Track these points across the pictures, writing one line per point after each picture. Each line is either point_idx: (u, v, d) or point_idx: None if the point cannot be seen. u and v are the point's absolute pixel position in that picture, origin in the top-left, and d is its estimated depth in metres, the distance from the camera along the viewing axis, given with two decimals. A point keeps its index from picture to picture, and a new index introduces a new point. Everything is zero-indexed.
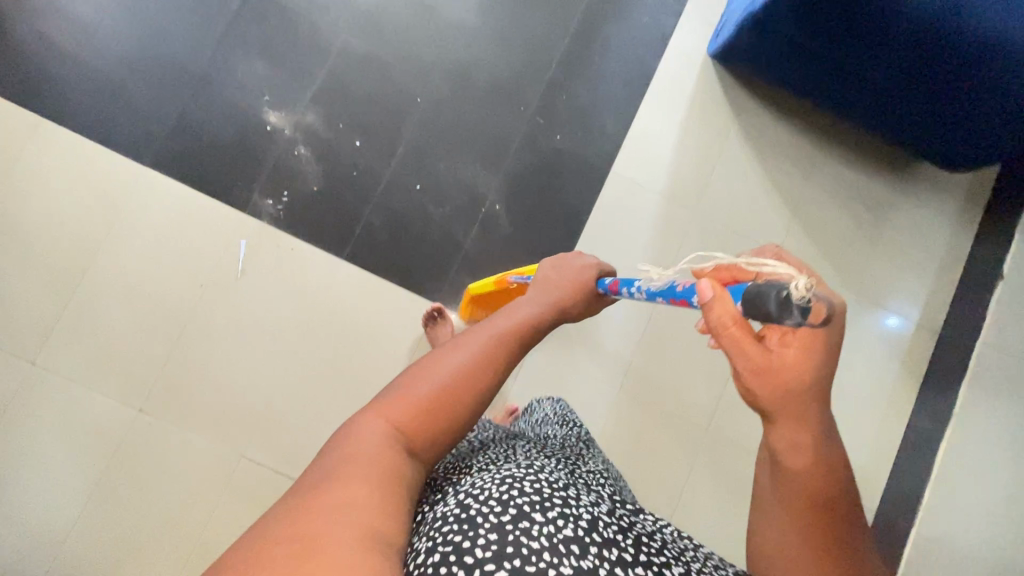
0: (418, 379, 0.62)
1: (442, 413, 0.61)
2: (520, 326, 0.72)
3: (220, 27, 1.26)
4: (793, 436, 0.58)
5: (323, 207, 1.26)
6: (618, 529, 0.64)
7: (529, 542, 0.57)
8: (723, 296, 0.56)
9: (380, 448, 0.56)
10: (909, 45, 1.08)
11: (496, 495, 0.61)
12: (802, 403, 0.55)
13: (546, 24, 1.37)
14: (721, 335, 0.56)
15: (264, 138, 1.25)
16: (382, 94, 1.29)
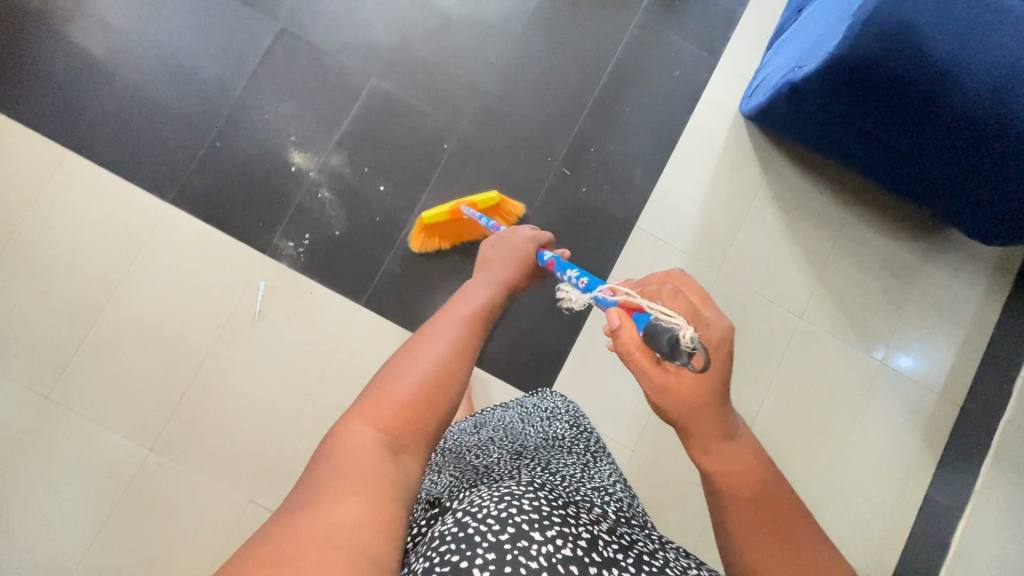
0: (395, 374, 0.62)
1: (426, 407, 0.60)
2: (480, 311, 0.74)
3: (250, 66, 1.26)
4: (716, 451, 0.60)
5: (343, 252, 1.25)
6: (618, 547, 0.60)
7: (528, 563, 0.52)
8: (625, 325, 0.59)
9: (370, 452, 0.54)
10: (954, 130, 1.03)
11: (494, 513, 0.55)
12: (709, 419, 0.59)
13: (578, 73, 1.35)
14: (629, 362, 0.59)
15: (288, 182, 1.25)
16: (408, 140, 1.28)
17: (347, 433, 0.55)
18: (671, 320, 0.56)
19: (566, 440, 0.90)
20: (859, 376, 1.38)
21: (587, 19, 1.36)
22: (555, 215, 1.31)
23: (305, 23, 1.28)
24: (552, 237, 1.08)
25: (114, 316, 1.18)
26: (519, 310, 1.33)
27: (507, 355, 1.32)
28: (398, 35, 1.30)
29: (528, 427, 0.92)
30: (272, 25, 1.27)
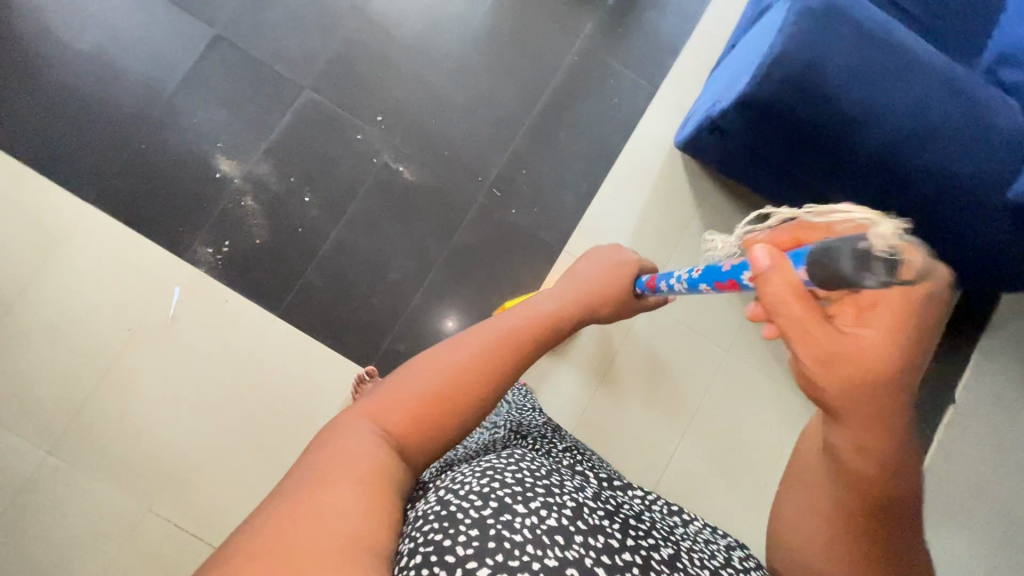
0: (422, 369, 0.57)
1: (439, 416, 0.56)
2: (525, 322, 0.66)
3: (184, 71, 1.25)
4: (860, 438, 0.48)
5: (263, 261, 1.24)
6: (602, 514, 0.62)
7: (512, 535, 0.53)
8: (783, 265, 0.49)
9: (371, 451, 0.50)
10: (866, 170, 1.02)
11: (477, 489, 0.57)
12: (878, 399, 0.46)
13: (515, 95, 1.34)
14: (780, 315, 0.49)
15: (210, 188, 1.23)
16: (338, 153, 1.28)
17: (351, 428, 0.52)
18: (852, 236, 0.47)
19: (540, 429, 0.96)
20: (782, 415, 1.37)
21: (529, 43, 1.36)
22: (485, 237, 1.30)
23: (242, 31, 1.27)
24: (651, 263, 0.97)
25: (25, 313, 1.17)
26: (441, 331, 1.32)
27: None
28: (335, 48, 1.30)
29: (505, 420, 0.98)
30: (209, 31, 1.27)
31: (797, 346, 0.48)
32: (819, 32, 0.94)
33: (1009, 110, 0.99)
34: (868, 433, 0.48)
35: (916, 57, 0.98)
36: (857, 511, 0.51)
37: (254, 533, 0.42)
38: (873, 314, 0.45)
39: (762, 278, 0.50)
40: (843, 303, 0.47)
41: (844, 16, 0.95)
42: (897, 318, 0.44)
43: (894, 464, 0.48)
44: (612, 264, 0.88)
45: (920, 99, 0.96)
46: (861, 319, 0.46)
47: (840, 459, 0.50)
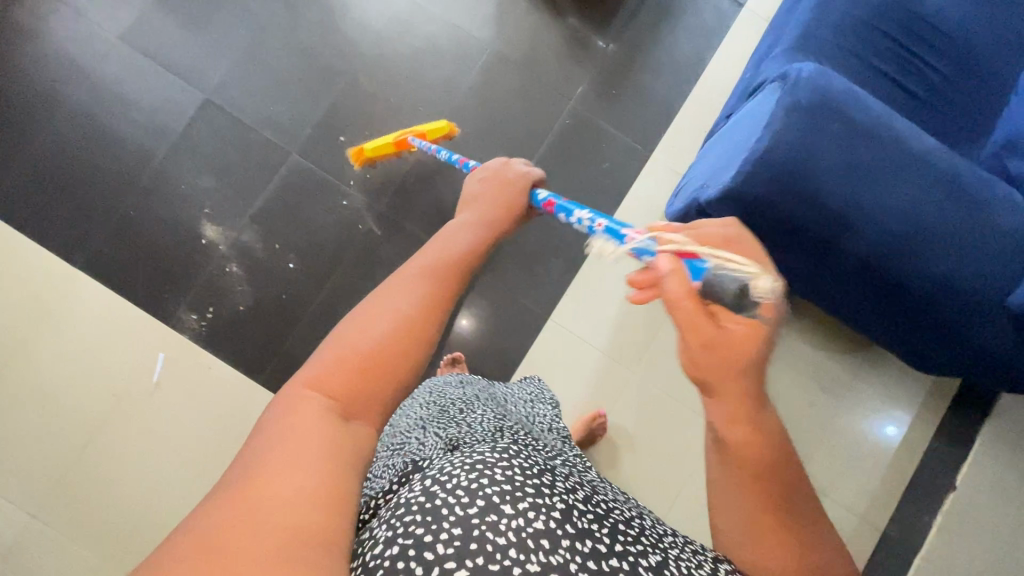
0: (352, 324, 0.50)
1: (378, 368, 0.48)
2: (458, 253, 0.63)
3: (173, 135, 1.26)
4: (731, 409, 0.51)
5: (246, 327, 1.24)
6: (593, 518, 0.55)
7: (495, 538, 0.49)
8: (679, 271, 0.52)
9: (324, 427, 0.43)
10: (859, 272, 0.94)
11: (464, 484, 0.52)
12: (740, 377, 0.50)
13: (504, 158, 1.32)
14: (673, 310, 0.51)
15: (195, 255, 1.24)
16: (323, 218, 1.27)
17: (293, 403, 0.44)
18: (738, 269, 0.51)
19: (543, 431, 0.89)
20: None
21: (519, 104, 1.34)
22: (476, 305, 1.33)
23: (231, 96, 1.28)
24: (545, 173, 0.99)
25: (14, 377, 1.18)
26: None
27: None
28: (323, 112, 1.29)
29: (511, 414, 0.91)
30: (197, 96, 1.27)
31: (688, 337, 0.51)
32: (805, 130, 0.89)
33: (1013, 209, 0.92)
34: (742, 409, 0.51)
35: (914, 152, 0.92)
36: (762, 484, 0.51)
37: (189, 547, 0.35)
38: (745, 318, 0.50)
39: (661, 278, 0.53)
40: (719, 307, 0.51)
41: (833, 112, 0.90)
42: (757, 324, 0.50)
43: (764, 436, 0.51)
44: (507, 191, 0.89)
45: (912, 200, 0.90)
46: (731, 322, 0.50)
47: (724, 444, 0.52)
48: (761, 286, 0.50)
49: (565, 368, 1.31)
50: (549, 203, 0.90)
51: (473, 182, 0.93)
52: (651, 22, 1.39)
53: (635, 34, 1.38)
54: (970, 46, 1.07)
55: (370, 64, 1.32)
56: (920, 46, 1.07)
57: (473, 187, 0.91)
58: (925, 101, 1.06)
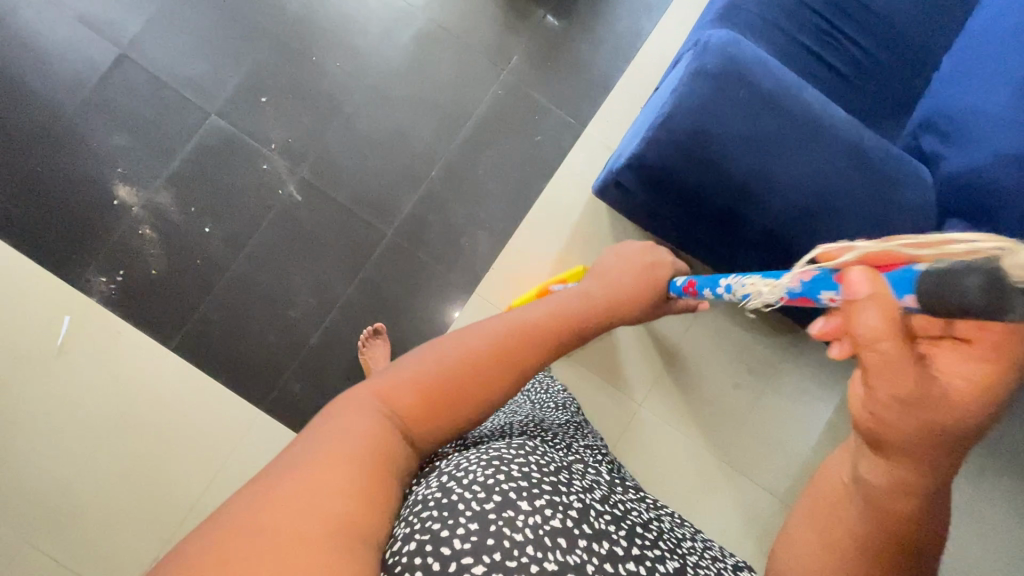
0: (428, 354, 0.54)
1: (441, 398, 0.52)
2: (565, 316, 0.65)
3: (85, 91, 1.21)
4: (896, 472, 0.41)
5: (158, 292, 1.21)
6: (610, 519, 0.57)
7: (512, 535, 0.50)
8: (885, 293, 0.37)
9: (383, 435, 0.48)
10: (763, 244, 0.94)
11: (481, 481, 0.54)
12: (939, 440, 0.38)
13: (433, 127, 1.29)
14: (864, 348, 0.38)
15: (107, 216, 1.20)
16: (242, 182, 1.23)
17: (361, 406, 0.49)
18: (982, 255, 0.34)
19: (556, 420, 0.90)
20: (698, 478, 1.28)
21: (451, 72, 1.31)
22: (400, 278, 1.25)
23: (148, 52, 1.23)
24: (684, 266, 1.00)
25: None
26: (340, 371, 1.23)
27: None
28: (246, 73, 1.25)
29: (527, 408, 0.93)
30: (113, 50, 1.22)
31: (878, 383, 0.39)
32: (711, 94, 0.88)
33: (919, 183, 0.92)
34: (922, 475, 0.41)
35: (823, 122, 0.91)
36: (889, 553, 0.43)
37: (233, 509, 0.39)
38: (976, 356, 0.36)
39: (854, 305, 0.38)
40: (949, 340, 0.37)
41: (743, 79, 0.89)
42: (997, 364, 0.35)
43: (920, 511, 0.42)
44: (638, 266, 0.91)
45: (817, 173, 0.89)
46: (949, 364, 0.37)
47: (874, 496, 0.43)
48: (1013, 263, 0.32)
49: None
50: (690, 285, 0.89)
51: (606, 254, 0.93)
52: None
53: (573, 6, 1.35)
54: (895, 22, 1.06)
55: (295, 25, 1.27)
56: (845, 23, 1.05)
57: (608, 268, 0.87)
58: (845, 79, 1.05)
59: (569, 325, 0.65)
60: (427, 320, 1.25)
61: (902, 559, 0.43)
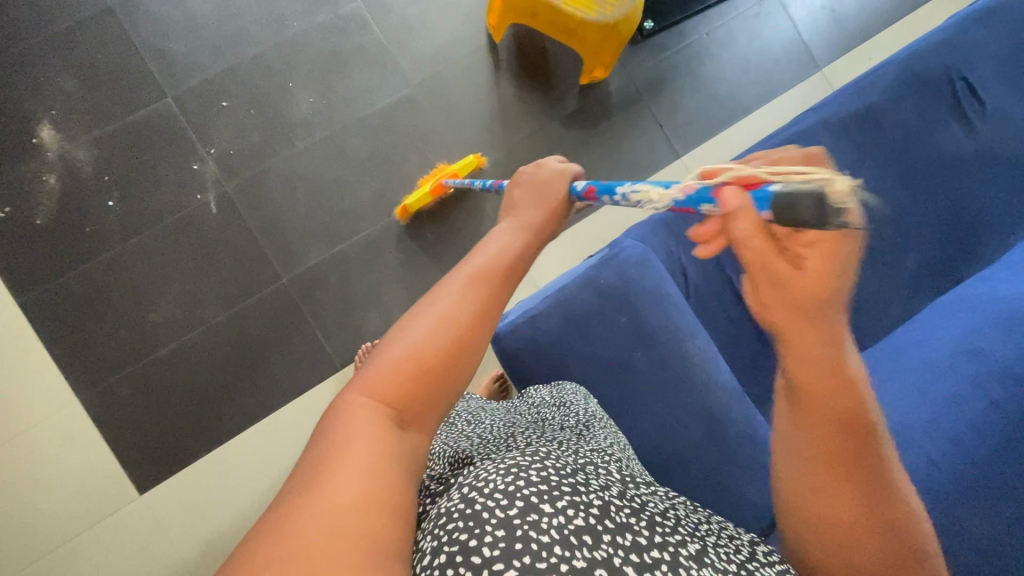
0: (403, 333, 0.48)
1: (432, 382, 0.46)
2: (504, 265, 0.55)
3: (57, 27, 1.19)
4: (813, 353, 0.47)
5: (33, 244, 1.15)
6: (630, 512, 0.51)
7: (538, 537, 0.44)
8: (751, 206, 0.42)
9: (376, 438, 0.42)
10: None
11: (502, 487, 0.46)
12: (822, 316, 0.46)
13: (375, 195, 1.25)
14: (742, 249, 0.43)
15: (20, 152, 1.16)
16: (165, 173, 1.20)
17: (351, 412, 0.43)
18: (815, 181, 0.39)
19: (558, 426, 0.70)
20: None
21: (416, 151, 1.27)
22: (275, 326, 1.20)
23: (136, 15, 1.21)
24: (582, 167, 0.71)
25: None
26: (173, 393, 1.16)
27: (129, 434, 1.14)
28: (218, 73, 1.23)
29: (531, 415, 0.75)
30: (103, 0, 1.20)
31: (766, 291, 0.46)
32: (589, 313, 0.85)
33: None
34: (819, 357, 0.47)
35: (697, 381, 0.85)
36: (829, 438, 0.48)
37: (250, 560, 0.34)
38: (815, 247, 0.44)
39: (728, 217, 0.43)
40: (794, 242, 0.44)
41: (628, 305, 0.86)
42: (827, 249, 0.44)
43: (845, 382, 0.47)
44: (550, 185, 0.67)
45: (668, 429, 0.84)
46: (805, 258, 0.44)
47: (802, 396, 0.49)
48: (837, 187, 0.37)
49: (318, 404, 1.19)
50: (589, 190, 0.65)
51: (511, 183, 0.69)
52: (584, 136, 1.34)
53: (563, 137, 1.33)
54: None
55: (287, 45, 1.25)
56: None
57: (513, 193, 0.67)
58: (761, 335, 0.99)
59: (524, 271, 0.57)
60: (283, 378, 1.19)
61: (843, 433, 0.48)
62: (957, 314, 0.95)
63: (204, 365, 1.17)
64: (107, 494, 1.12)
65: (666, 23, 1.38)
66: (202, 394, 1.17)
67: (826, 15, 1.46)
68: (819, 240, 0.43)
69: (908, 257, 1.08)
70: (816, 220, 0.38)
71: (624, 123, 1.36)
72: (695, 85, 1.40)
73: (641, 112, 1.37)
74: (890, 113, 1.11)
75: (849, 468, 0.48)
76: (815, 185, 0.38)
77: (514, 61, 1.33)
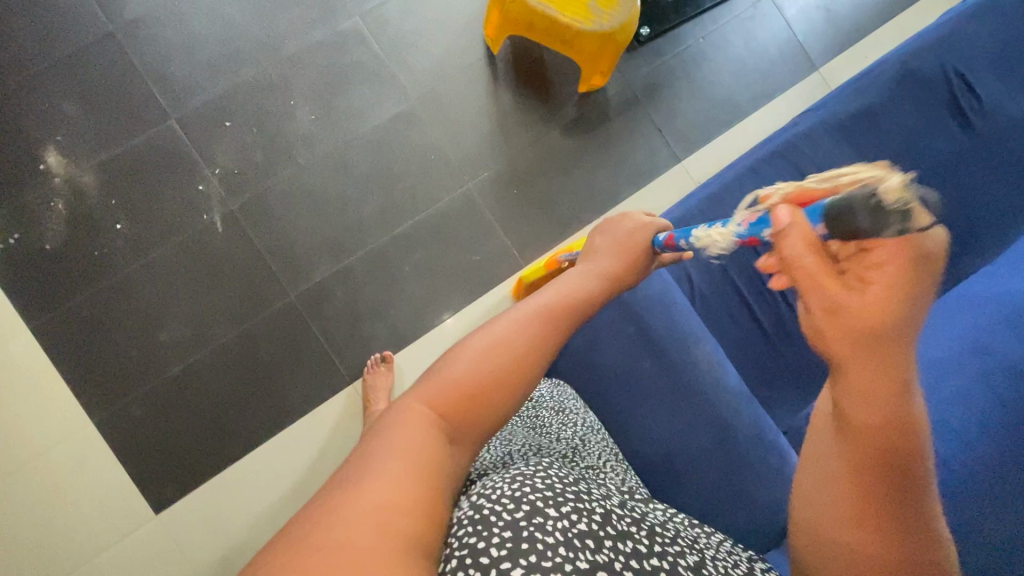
0: (468, 351, 0.52)
1: (482, 402, 0.50)
2: (568, 303, 0.59)
3: (61, 53, 1.20)
4: (862, 396, 0.39)
5: (42, 269, 1.16)
6: (630, 521, 0.56)
7: (543, 537, 0.48)
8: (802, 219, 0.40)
9: (426, 439, 0.45)
10: None
11: (508, 494, 0.50)
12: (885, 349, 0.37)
13: (379, 208, 1.26)
14: (793, 270, 0.40)
15: (27, 178, 1.17)
16: (171, 194, 1.21)
17: (406, 412, 0.47)
18: (867, 187, 0.41)
19: (556, 437, 0.74)
20: None
21: (418, 163, 1.28)
22: (284, 341, 1.20)
23: (137, 39, 1.23)
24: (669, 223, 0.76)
25: None
26: (185, 412, 1.17)
27: (143, 453, 1.15)
28: (220, 93, 1.24)
29: (529, 422, 0.78)
30: (104, 25, 1.22)
31: (823, 317, 0.38)
32: (596, 322, 0.87)
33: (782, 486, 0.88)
34: (875, 400, 0.38)
35: (706, 386, 0.86)
36: (872, 486, 0.41)
37: (296, 534, 0.37)
38: (885, 264, 0.37)
39: (779, 236, 0.41)
40: (854, 262, 0.38)
41: (634, 313, 0.87)
42: (905, 268, 0.36)
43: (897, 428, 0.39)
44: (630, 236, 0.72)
45: (679, 434, 0.84)
46: (867, 276, 0.37)
47: (842, 432, 0.41)
48: (889, 188, 0.39)
49: (327, 419, 1.20)
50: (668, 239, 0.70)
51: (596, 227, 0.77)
52: (584, 142, 1.35)
53: (563, 145, 1.34)
54: None
55: (287, 63, 1.26)
56: None
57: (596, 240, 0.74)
58: (767, 337, 1.00)
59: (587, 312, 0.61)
60: (293, 393, 1.20)
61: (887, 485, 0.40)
62: (962, 314, 0.96)
63: (215, 383, 1.18)
64: (123, 515, 1.12)
65: (661, 28, 1.39)
66: (214, 411, 1.18)
67: (820, 15, 1.47)
68: (891, 259, 0.36)
69: None
70: (870, 228, 0.38)
71: (624, 129, 1.37)
72: (692, 88, 1.40)
73: (640, 118, 1.38)
74: (888, 113, 1.11)
75: (881, 526, 0.41)
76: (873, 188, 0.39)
77: (513, 71, 1.34)
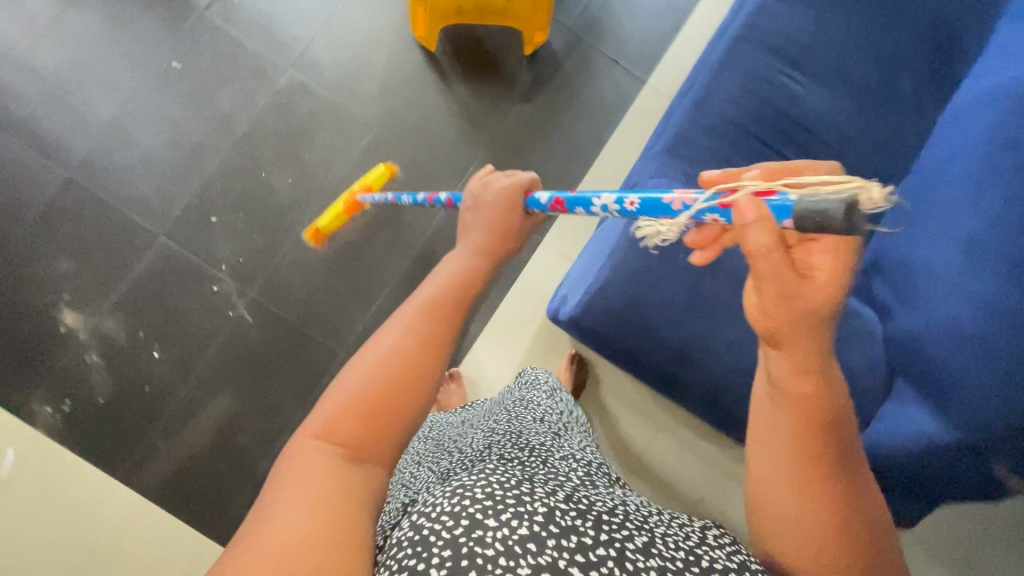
0: (356, 367, 0.49)
1: (388, 405, 0.47)
2: (451, 283, 0.57)
3: (33, 217, 1.19)
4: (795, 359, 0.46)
5: (103, 423, 1.18)
6: (576, 513, 0.47)
7: (484, 551, 0.43)
8: (768, 215, 0.40)
9: (325, 477, 0.43)
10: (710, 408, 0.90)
11: (446, 507, 0.45)
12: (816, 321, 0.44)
13: (388, 240, 1.26)
14: (756, 260, 0.42)
15: (55, 346, 1.18)
16: (192, 306, 1.21)
17: (298, 454, 0.45)
18: (841, 189, 0.38)
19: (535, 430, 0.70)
20: None
21: (406, 183, 1.28)
22: None
23: (96, 175, 1.21)
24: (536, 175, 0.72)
25: None
26: None
27: None
28: (195, 193, 1.23)
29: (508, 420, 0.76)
30: (60, 174, 1.20)
31: (769, 292, 0.43)
32: (645, 262, 0.87)
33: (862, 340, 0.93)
34: (806, 355, 0.46)
35: None
36: (811, 442, 0.46)
37: None
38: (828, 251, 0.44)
39: (743, 228, 0.41)
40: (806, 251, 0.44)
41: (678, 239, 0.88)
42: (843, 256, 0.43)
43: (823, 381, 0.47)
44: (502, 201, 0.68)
45: None
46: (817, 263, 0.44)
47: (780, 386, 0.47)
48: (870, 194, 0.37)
49: None
50: (556, 203, 0.66)
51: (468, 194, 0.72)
52: (550, 101, 1.34)
53: (531, 112, 1.33)
54: (841, 151, 1.04)
55: (243, 141, 1.25)
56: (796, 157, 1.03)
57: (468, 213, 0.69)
58: None
59: (476, 287, 0.58)
60: None
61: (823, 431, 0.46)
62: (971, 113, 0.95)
63: None
64: None
65: None
66: None
67: None
68: (833, 253, 0.44)
69: (902, 81, 1.06)
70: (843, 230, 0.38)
71: (581, 73, 1.35)
72: (628, 8, 1.39)
73: (592, 56, 1.36)
74: None
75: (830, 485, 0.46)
76: (844, 194, 0.37)
77: (455, 61, 1.32)
